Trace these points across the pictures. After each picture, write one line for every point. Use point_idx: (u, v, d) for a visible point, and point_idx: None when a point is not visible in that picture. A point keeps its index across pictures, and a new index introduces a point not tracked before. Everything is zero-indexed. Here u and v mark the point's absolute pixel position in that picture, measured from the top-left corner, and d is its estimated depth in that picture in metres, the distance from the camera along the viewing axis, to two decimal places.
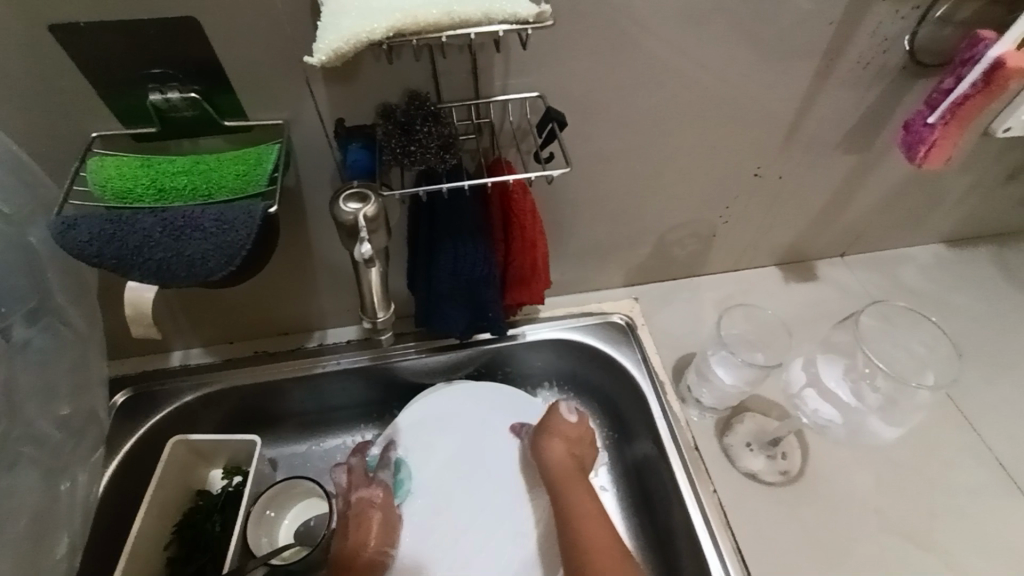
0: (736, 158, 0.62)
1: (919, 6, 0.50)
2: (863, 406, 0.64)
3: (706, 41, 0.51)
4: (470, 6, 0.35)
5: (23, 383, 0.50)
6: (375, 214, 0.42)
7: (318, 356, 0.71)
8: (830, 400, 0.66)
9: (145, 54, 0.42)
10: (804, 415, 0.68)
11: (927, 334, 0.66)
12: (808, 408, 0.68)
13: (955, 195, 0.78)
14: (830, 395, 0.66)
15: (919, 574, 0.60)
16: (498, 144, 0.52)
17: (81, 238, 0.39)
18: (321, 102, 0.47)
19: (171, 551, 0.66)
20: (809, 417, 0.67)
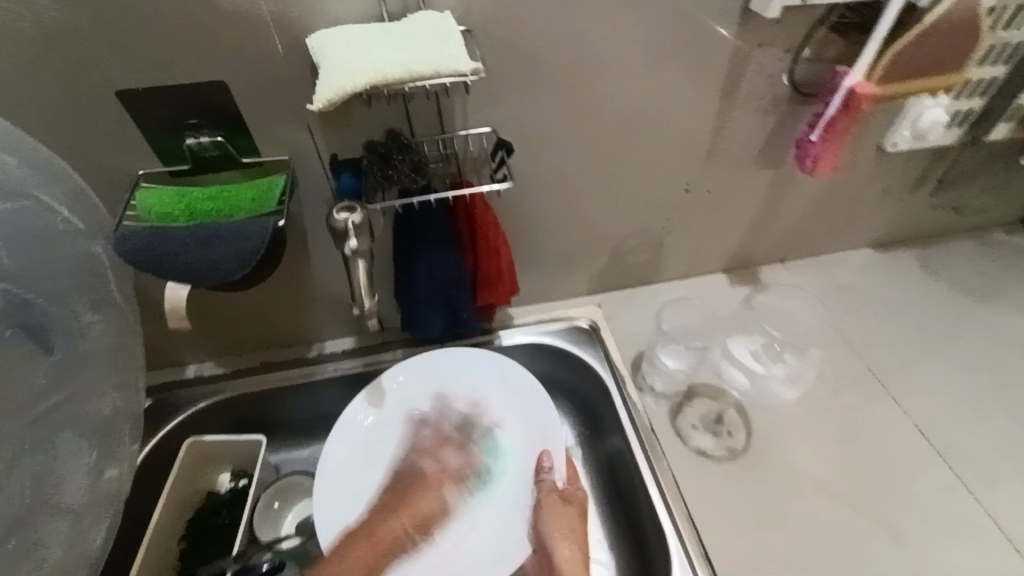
0: (668, 175, 0.74)
1: (791, 50, 0.64)
2: (768, 372, 0.81)
3: (626, 83, 0.64)
4: (425, 65, 0.47)
5: (86, 372, 0.53)
6: (360, 223, 0.53)
7: (315, 365, 0.80)
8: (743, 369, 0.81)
9: (182, 107, 0.54)
10: (731, 386, 0.80)
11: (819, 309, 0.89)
12: (730, 378, 0.80)
13: (872, 203, 0.89)
14: (742, 365, 0.81)
15: (849, 528, 0.69)
16: (463, 171, 0.64)
17: (129, 248, 0.49)
18: (318, 140, 0.59)
19: (183, 545, 0.71)
20: (735, 388, 0.79)
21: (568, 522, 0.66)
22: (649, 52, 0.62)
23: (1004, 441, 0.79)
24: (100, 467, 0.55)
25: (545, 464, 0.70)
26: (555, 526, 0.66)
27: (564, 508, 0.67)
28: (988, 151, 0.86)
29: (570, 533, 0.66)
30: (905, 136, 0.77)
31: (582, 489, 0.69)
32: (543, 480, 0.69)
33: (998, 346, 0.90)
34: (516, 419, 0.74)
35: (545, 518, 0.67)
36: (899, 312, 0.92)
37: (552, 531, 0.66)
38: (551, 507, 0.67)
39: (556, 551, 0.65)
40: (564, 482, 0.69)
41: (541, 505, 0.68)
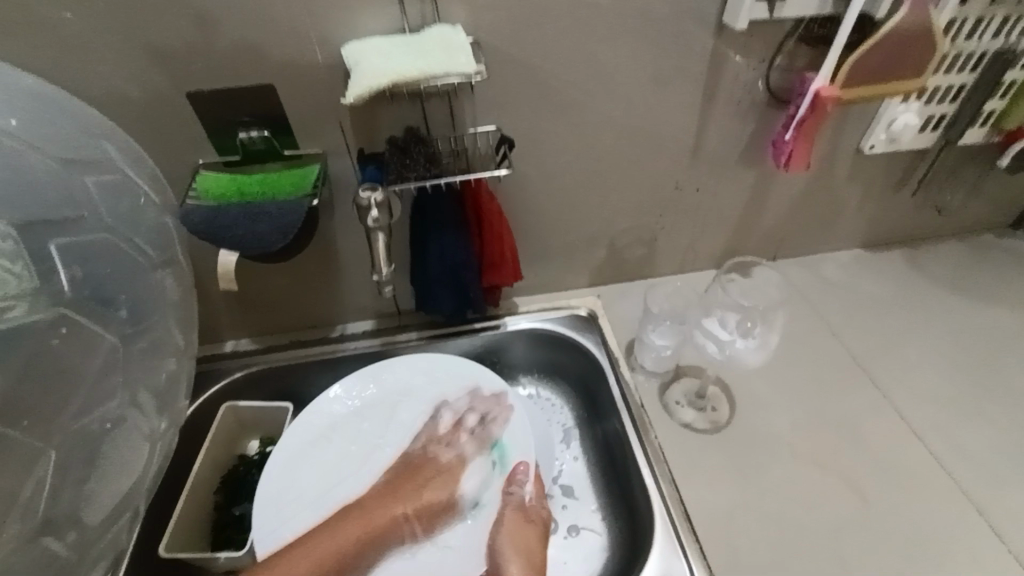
0: (658, 173, 0.82)
1: (764, 60, 0.72)
2: (734, 336, 0.75)
3: (618, 89, 0.72)
4: (437, 68, 0.57)
5: (156, 322, 0.61)
6: (381, 200, 0.64)
7: (338, 343, 0.88)
8: (710, 336, 0.76)
9: (238, 106, 0.64)
10: (715, 349, 0.75)
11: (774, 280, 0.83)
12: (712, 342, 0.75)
13: (856, 203, 0.95)
14: (711, 332, 0.76)
15: (823, 493, 0.75)
16: (473, 165, 0.74)
17: (193, 220, 0.61)
18: (348, 136, 0.69)
19: (218, 497, 0.78)
20: (722, 351, 0.74)
21: (523, 540, 0.67)
22: (636, 60, 0.70)
23: (982, 423, 0.83)
24: (161, 414, 0.62)
25: (519, 477, 0.73)
26: (512, 541, 0.67)
27: (525, 526, 0.69)
28: (965, 153, 0.92)
29: (524, 552, 0.66)
30: (880, 139, 0.84)
31: (546, 509, 0.71)
32: (512, 493, 0.72)
33: (981, 338, 0.94)
34: (494, 431, 0.77)
35: (503, 532, 0.68)
36: (885, 307, 0.97)
37: (508, 546, 0.67)
38: (511, 523, 0.69)
39: (506, 568, 0.65)
40: (533, 500, 0.71)
41: (503, 519, 0.69)
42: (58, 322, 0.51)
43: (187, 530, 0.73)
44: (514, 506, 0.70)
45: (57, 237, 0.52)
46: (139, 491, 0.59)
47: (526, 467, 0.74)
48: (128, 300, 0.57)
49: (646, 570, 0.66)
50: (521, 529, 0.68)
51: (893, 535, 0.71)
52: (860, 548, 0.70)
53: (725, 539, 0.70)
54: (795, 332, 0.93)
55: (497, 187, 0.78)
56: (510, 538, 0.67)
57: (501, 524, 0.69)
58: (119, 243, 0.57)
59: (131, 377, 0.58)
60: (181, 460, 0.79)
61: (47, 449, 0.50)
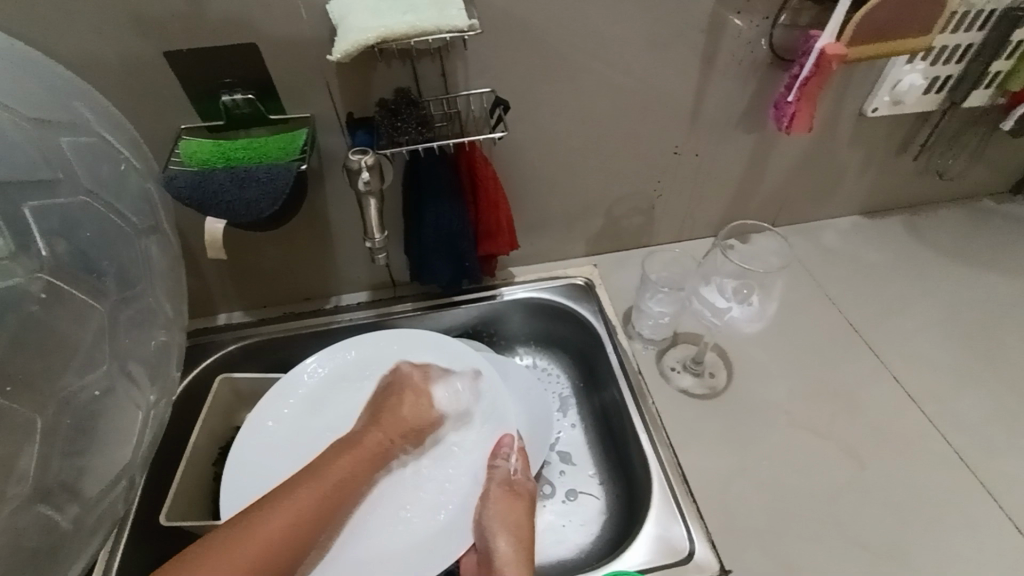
0: (657, 138, 0.80)
1: (768, 17, 0.69)
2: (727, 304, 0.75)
3: (616, 48, 0.69)
4: (427, 23, 0.55)
5: (144, 293, 0.60)
6: (372, 164, 0.62)
7: (333, 315, 0.87)
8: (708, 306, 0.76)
9: (219, 68, 0.62)
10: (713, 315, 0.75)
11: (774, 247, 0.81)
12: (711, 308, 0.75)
13: (856, 168, 0.94)
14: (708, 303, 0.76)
15: (818, 456, 0.76)
16: (467, 129, 0.71)
17: (179, 185, 0.59)
18: (337, 100, 0.66)
19: (218, 467, 0.79)
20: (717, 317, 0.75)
21: (511, 514, 0.67)
22: (634, 19, 0.67)
23: (974, 387, 0.84)
24: (153, 387, 0.62)
25: (503, 451, 0.73)
26: (498, 516, 0.67)
27: (511, 501, 0.69)
28: (968, 116, 0.90)
29: (512, 525, 0.66)
30: (884, 101, 0.82)
31: (532, 482, 0.71)
32: (498, 464, 0.72)
33: (977, 303, 0.95)
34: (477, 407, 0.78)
35: (490, 508, 0.68)
36: (883, 274, 0.97)
37: (494, 521, 0.67)
38: (497, 498, 0.69)
39: (494, 542, 0.65)
40: (518, 473, 0.71)
41: (489, 494, 0.69)
42: (41, 289, 0.49)
43: (188, 501, 0.73)
44: (500, 479, 0.70)
45: (32, 200, 0.50)
46: (135, 460, 0.60)
47: (510, 439, 0.74)
48: (113, 267, 0.56)
49: (644, 531, 0.67)
50: (506, 503, 0.68)
51: (885, 494, 0.73)
52: (852, 509, 0.72)
53: (721, 502, 0.71)
54: (792, 300, 0.93)
55: (493, 153, 0.76)
56: (497, 513, 0.67)
57: (487, 499, 0.69)
58: (99, 209, 0.55)
59: (122, 351, 0.57)
60: (179, 432, 0.79)
61: (36, 418, 0.48)
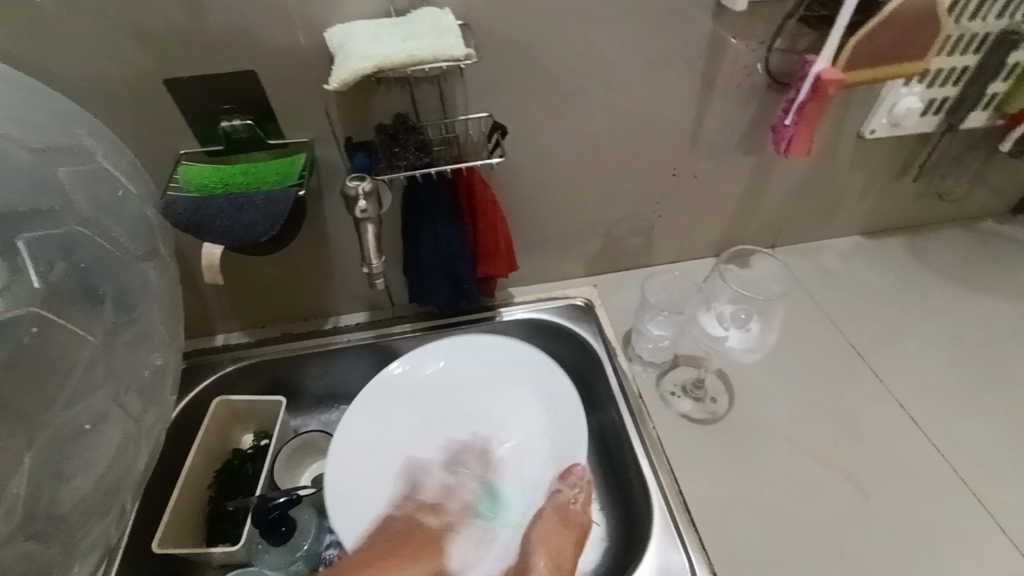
0: (656, 160, 0.80)
1: (764, 42, 0.70)
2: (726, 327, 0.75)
3: (614, 73, 0.70)
4: (424, 51, 0.55)
5: (140, 317, 0.60)
6: (370, 189, 0.62)
7: (331, 335, 0.87)
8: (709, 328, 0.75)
9: (220, 94, 0.63)
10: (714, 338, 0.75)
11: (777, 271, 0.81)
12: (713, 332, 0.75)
13: (856, 189, 0.94)
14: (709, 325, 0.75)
15: (820, 484, 0.74)
16: (465, 152, 0.72)
17: (177, 210, 0.59)
18: (337, 124, 0.67)
19: (212, 491, 0.78)
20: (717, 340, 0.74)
21: (555, 539, 0.68)
22: (632, 44, 0.68)
23: (979, 413, 0.83)
24: (148, 411, 0.61)
25: (571, 478, 0.72)
26: (543, 539, 0.68)
27: (560, 526, 0.69)
28: (967, 139, 0.90)
29: (552, 548, 0.67)
30: (882, 123, 0.82)
31: (588, 515, 0.70)
32: (558, 490, 0.72)
33: (980, 326, 0.94)
34: (544, 428, 0.77)
35: (539, 527, 0.69)
36: (884, 296, 0.96)
37: (540, 542, 0.68)
38: (549, 520, 0.70)
39: (530, 558, 0.67)
40: (577, 502, 0.71)
41: (542, 514, 0.70)
42: (33, 320, 0.49)
43: (181, 527, 0.72)
44: (556, 503, 0.71)
45: (28, 230, 0.50)
46: (126, 487, 0.59)
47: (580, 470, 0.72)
48: (111, 293, 0.56)
49: (645, 561, 0.66)
50: (554, 524, 0.69)
51: (890, 524, 0.72)
52: (856, 538, 0.70)
53: (724, 531, 0.70)
54: (792, 323, 0.92)
55: (491, 175, 0.76)
56: (545, 535, 0.68)
57: (539, 520, 0.70)
58: (97, 236, 0.56)
59: (116, 376, 0.57)
60: (173, 454, 0.78)
61: (24, 452, 0.48)
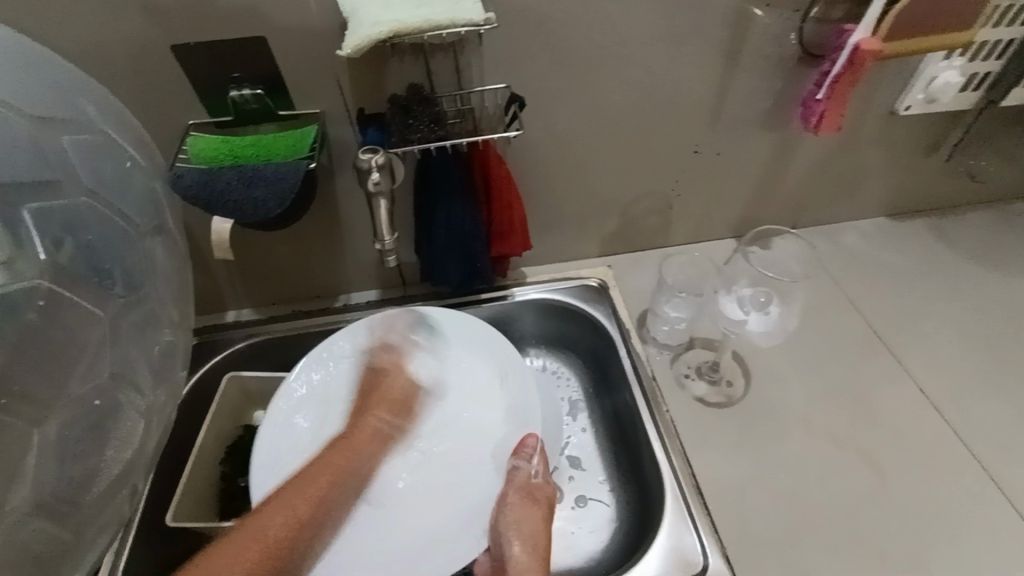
0: (677, 135, 0.77)
1: (798, 10, 0.66)
2: (745, 312, 0.73)
3: (637, 43, 0.66)
4: (442, 16, 0.53)
5: (149, 293, 0.59)
6: (383, 163, 0.60)
7: (342, 313, 0.86)
8: (727, 315, 0.73)
9: (228, 62, 0.60)
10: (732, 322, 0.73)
11: (802, 253, 0.79)
12: (733, 317, 0.73)
13: (884, 168, 0.90)
14: (728, 312, 0.73)
15: (837, 469, 0.73)
16: (481, 127, 0.69)
17: (185, 183, 0.57)
18: (348, 95, 0.65)
19: (225, 466, 0.78)
20: (735, 325, 0.72)
21: (529, 520, 0.63)
22: (657, 11, 0.64)
23: (1004, 399, 0.81)
24: (159, 387, 0.61)
25: (526, 451, 0.69)
26: (515, 522, 0.63)
27: (529, 505, 0.64)
28: (1004, 116, 0.86)
29: (528, 532, 0.62)
30: (917, 99, 0.78)
31: (552, 486, 0.66)
32: (516, 468, 0.68)
33: (1007, 310, 0.90)
34: (505, 405, 0.75)
35: (509, 511, 0.64)
36: (908, 279, 0.93)
37: (511, 526, 0.63)
38: (515, 503, 0.65)
39: (509, 547, 0.61)
40: (539, 477, 0.67)
41: (507, 497, 0.66)
42: (41, 295, 0.48)
43: (195, 501, 0.72)
44: (519, 481, 0.67)
45: (31, 202, 0.49)
46: (137, 466, 0.59)
47: (535, 439, 0.70)
48: (119, 269, 0.55)
49: (656, 545, 0.65)
50: (520, 504, 0.65)
51: (908, 511, 0.70)
52: (874, 523, 0.69)
53: (739, 515, 0.69)
54: (811, 306, 0.90)
55: (507, 151, 0.74)
56: (512, 518, 0.64)
57: (504, 505, 0.65)
58: (102, 209, 0.54)
59: (127, 351, 0.56)
60: (185, 429, 0.78)
61: (34, 431, 0.47)
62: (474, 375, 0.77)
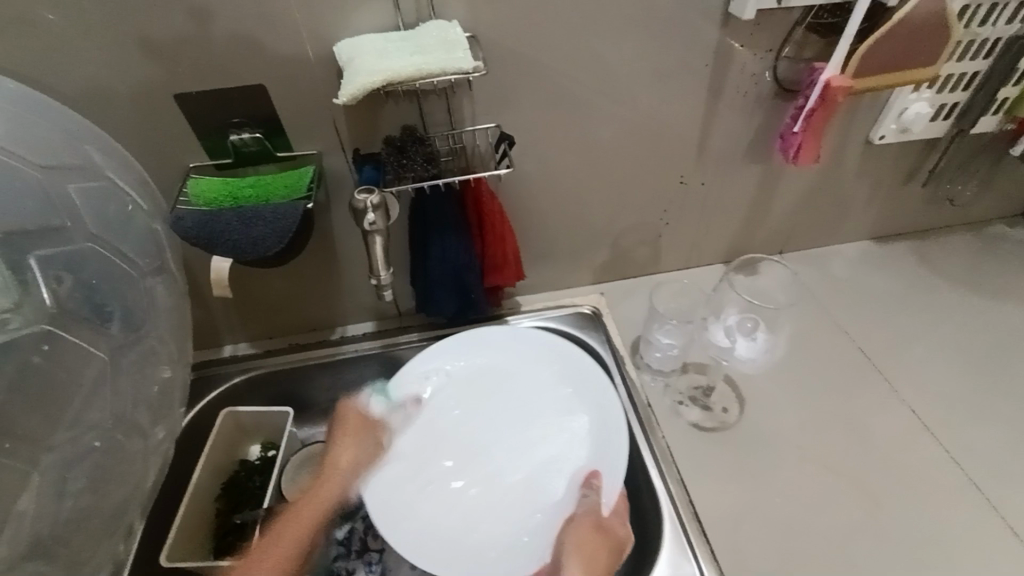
0: (662, 168, 0.80)
1: (771, 50, 0.70)
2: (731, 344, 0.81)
3: (620, 82, 0.70)
4: (433, 64, 0.55)
5: (148, 332, 0.60)
6: (378, 203, 0.62)
7: (338, 346, 0.86)
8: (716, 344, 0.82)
9: (229, 108, 0.63)
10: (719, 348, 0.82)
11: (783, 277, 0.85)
12: (721, 344, 0.82)
13: (864, 195, 0.93)
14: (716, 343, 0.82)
15: (833, 495, 0.73)
16: (472, 164, 0.72)
17: (185, 225, 0.59)
18: (344, 136, 0.67)
19: (220, 503, 0.77)
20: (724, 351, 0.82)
21: (591, 550, 0.61)
22: (639, 53, 0.68)
23: (993, 422, 0.81)
24: (157, 423, 0.61)
25: (593, 483, 0.69)
26: (576, 543, 0.63)
27: (595, 534, 0.63)
28: (976, 143, 0.90)
29: (587, 556, 0.61)
30: (891, 129, 0.82)
31: (624, 526, 0.64)
32: (586, 497, 0.68)
33: (993, 334, 0.92)
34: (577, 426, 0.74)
35: (573, 534, 0.64)
36: (894, 302, 0.95)
37: (570, 548, 0.62)
38: (583, 525, 0.64)
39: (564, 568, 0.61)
40: (609, 509, 0.66)
41: (575, 519, 0.66)
42: (42, 339, 0.50)
43: (189, 541, 0.72)
44: (590, 512, 0.66)
45: (38, 248, 0.51)
46: (135, 503, 0.59)
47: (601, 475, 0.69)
48: (119, 310, 0.56)
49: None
50: (585, 536, 0.63)
51: (905, 535, 0.70)
52: (872, 550, 0.69)
53: (736, 545, 0.69)
54: (802, 332, 0.91)
55: (498, 185, 0.76)
56: (577, 535, 0.63)
57: (570, 525, 0.65)
58: (106, 252, 0.56)
59: (126, 389, 0.57)
60: (179, 465, 0.78)
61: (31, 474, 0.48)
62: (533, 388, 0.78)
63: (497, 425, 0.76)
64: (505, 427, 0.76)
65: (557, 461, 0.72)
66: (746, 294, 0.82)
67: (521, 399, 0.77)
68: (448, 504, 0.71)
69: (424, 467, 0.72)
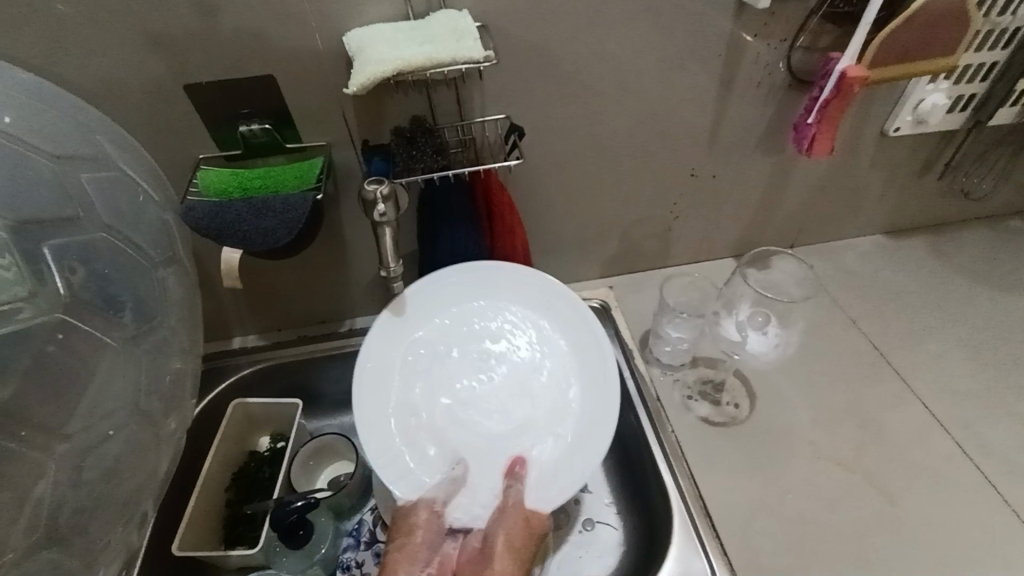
0: (674, 160, 0.79)
1: (786, 39, 0.69)
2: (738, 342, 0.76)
3: (631, 73, 0.69)
4: (444, 54, 0.55)
5: (160, 323, 0.60)
6: (387, 193, 0.62)
7: (348, 338, 0.86)
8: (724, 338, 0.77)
9: (238, 99, 0.63)
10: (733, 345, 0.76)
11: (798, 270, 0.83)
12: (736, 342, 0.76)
13: (878, 188, 0.92)
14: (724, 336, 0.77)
15: (844, 490, 0.73)
16: (482, 156, 0.71)
17: (195, 216, 0.59)
18: (353, 128, 0.67)
19: (230, 494, 0.78)
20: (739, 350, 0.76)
21: (517, 535, 0.62)
22: (651, 44, 0.67)
23: (1006, 416, 0.81)
24: (169, 413, 0.61)
25: (516, 473, 0.68)
26: (501, 527, 0.63)
27: (523, 523, 0.63)
28: (994, 134, 0.88)
29: (513, 541, 0.62)
30: (906, 121, 0.80)
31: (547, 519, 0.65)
32: (512, 488, 0.67)
33: (1008, 328, 0.91)
34: (568, 409, 0.72)
35: (503, 520, 0.64)
36: (908, 297, 0.94)
37: (496, 528, 0.63)
38: (511, 513, 0.64)
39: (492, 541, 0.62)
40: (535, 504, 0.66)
41: (505, 509, 0.65)
42: (56, 327, 0.50)
43: (201, 530, 0.72)
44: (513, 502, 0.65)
45: (53, 238, 0.50)
46: (148, 492, 0.60)
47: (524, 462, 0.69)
48: (131, 300, 0.56)
49: (664, 569, 0.64)
50: (515, 519, 0.64)
51: (917, 531, 0.70)
52: (884, 545, 0.68)
53: (746, 539, 0.68)
54: (813, 326, 0.90)
55: (508, 177, 0.76)
56: (505, 527, 0.63)
57: (501, 514, 0.64)
58: (117, 242, 0.56)
59: (139, 379, 0.57)
60: (190, 456, 0.78)
61: (47, 461, 0.49)
62: (541, 355, 0.74)
63: (495, 376, 0.74)
64: (496, 379, 0.73)
65: (530, 432, 0.71)
66: (759, 289, 0.78)
67: (525, 366, 0.74)
68: (420, 436, 0.70)
69: (417, 398, 0.72)
